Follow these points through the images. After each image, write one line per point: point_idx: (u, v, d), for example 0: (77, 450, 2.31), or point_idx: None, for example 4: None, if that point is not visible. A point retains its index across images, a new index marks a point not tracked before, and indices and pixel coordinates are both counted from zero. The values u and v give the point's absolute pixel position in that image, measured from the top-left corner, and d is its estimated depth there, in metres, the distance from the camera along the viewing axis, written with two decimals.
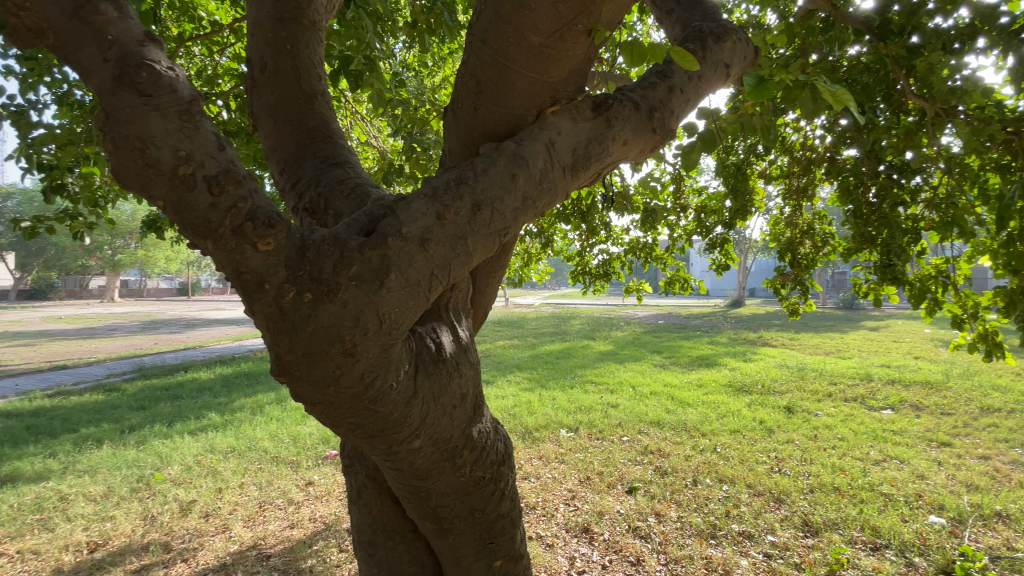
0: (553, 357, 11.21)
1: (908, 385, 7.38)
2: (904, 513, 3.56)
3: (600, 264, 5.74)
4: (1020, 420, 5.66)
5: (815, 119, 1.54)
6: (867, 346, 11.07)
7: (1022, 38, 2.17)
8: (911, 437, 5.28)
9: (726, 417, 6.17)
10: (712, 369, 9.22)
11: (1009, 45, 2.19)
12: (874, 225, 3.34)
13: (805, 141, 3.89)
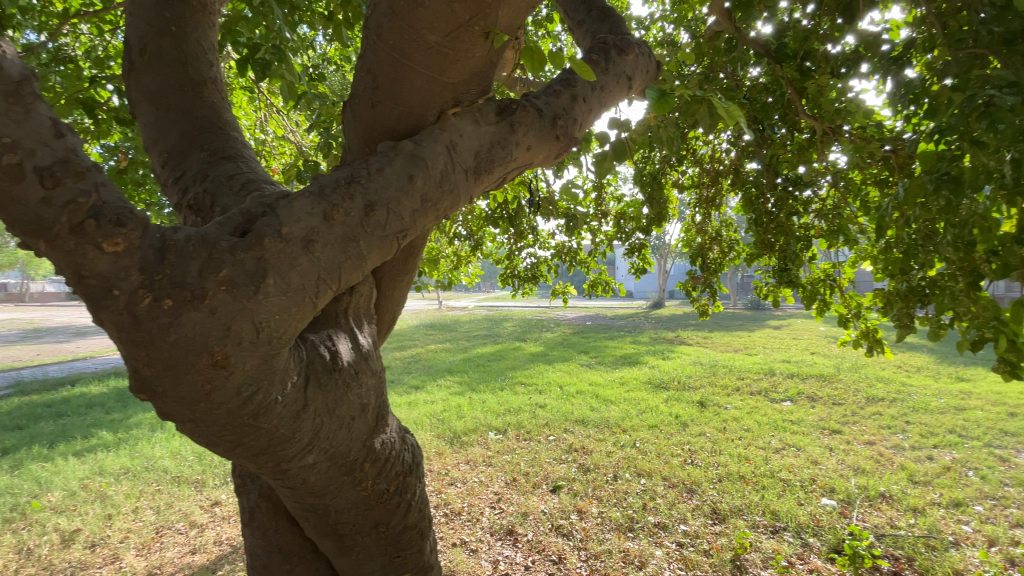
0: (485, 359, 11.23)
1: (804, 378, 8.15)
2: (800, 497, 3.89)
3: (529, 267, 5.82)
4: (894, 407, 6.42)
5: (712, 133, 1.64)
6: (770, 343, 12.12)
7: (898, 65, 2.41)
8: (807, 425, 5.82)
9: (647, 413, 6.46)
10: (635, 368, 9.64)
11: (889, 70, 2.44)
12: (772, 232, 3.63)
13: (713, 154, 4.18)
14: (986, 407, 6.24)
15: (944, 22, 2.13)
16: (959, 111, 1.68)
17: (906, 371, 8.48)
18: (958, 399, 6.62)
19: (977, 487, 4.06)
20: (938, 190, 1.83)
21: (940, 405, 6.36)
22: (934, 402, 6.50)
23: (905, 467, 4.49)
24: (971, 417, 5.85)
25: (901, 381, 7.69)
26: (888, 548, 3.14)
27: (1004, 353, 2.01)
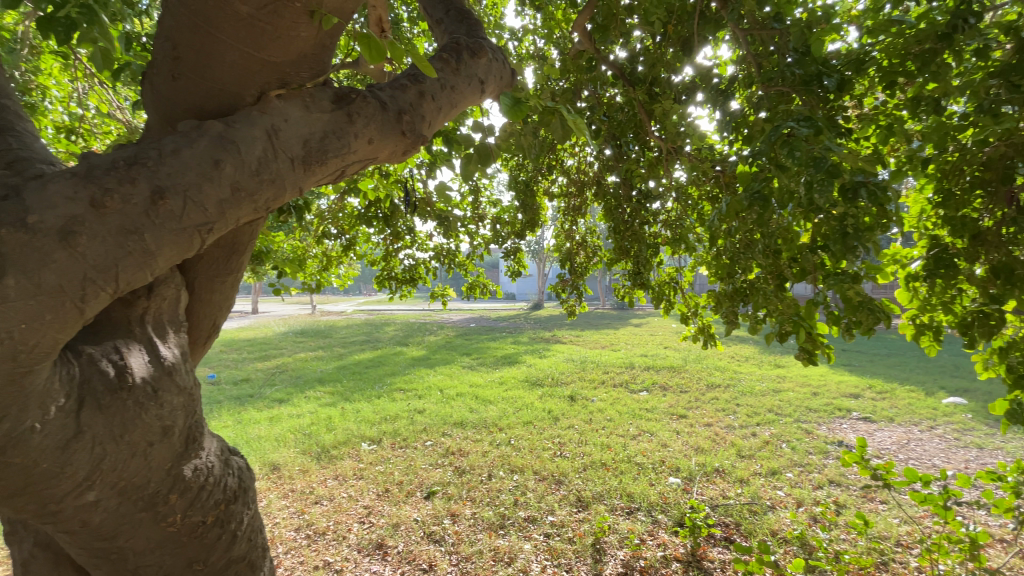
0: (362, 366, 10.70)
1: (659, 370, 9.10)
2: (651, 478, 4.30)
3: (406, 269, 5.65)
4: (729, 392, 7.44)
5: (565, 144, 1.72)
6: (632, 340, 13.33)
7: (724, 97, 2.80)
8: (659, 412, 6.49)
9: (523, 411, 6.67)
10: (514, 367, 9.93)
11: (718, 101, 2.82)
12: (627, 240, 3.97)
13: (579, 165, 4.46)
14: (795, 388, 7.52)
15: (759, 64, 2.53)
16: (768, 139, 2.00)
17: (739, 360, 9.88)
18: (776, 383, 7.88)
19: (787, 456, 4.85)
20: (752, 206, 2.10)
21: (763, 389, 7.52)
22: (759, 386, 7.66)
23: (735, 444, 5.21)
24: (785, 398, 7.00)
25: (735, 370, 8.94)
26: (719, 516, 3.60)
27: (803, 344, 2.39)
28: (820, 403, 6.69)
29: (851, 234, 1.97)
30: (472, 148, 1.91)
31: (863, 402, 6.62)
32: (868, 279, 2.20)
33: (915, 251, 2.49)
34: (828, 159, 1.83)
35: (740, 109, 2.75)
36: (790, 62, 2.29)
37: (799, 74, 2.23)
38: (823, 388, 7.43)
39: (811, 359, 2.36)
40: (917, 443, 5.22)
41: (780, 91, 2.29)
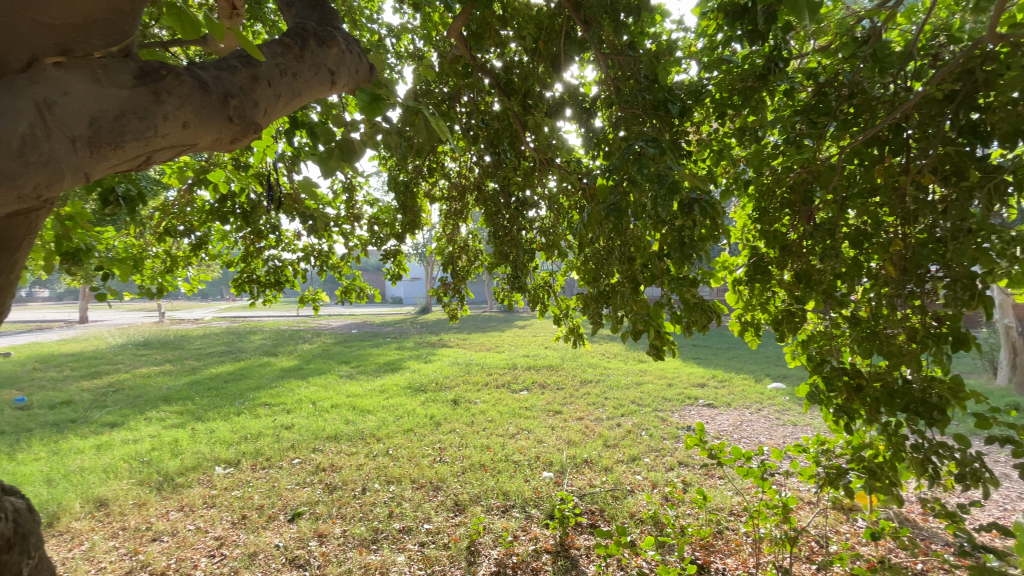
0: (221, 380, 9.56)
1: (538, 370, 9.49)
2: (526, 474, 4.46)
3: (270, 272, 5.17)
4: (599, 387, 8.01)
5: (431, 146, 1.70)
6: (515, 342, 13.74)
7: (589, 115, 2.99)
8: (538, 410, 6.76)
9: (403, 418, 6.49)
10: (396, 374, 9.62)
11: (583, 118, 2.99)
12: (505, 245, 3.88)
13: (459, 169, 4.47)
14: (655, 380, 8.36)
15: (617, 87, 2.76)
16: (622, 157, 2.20)
17: (610, 357, 10.70)
18: (639, 377, 8.68)
19: (646, 442, 5.35)
20: (609, 217, 2.23)
21: (628, 383, 8.22)
22: (625, 380, 8.37)
23: (603, 435, 5.62)
24: (646, 390, 7.73)
25: (606, 366, 9.66)
26: (587, 504, 3.84)
27: (653, 341, 2.60)
28: (674, 393, 7.51)
29: (690, 242, 2.21)
30: (332, 142, 1.77)
31: (708, 390, 7.57)
32: (704, 284, 2.48)
33: (740, 259, 2.88)
34: (671, 177, 2.01)
35: (603, 127, 2.97)
36: (642, 86, 2.49)
37: (649, 99, 2.45)
38: (677, 379, 8.36)
39: (659, 355, 2.55)
40: (747, 423, 6.11)
41: (634, 112, 2.48)
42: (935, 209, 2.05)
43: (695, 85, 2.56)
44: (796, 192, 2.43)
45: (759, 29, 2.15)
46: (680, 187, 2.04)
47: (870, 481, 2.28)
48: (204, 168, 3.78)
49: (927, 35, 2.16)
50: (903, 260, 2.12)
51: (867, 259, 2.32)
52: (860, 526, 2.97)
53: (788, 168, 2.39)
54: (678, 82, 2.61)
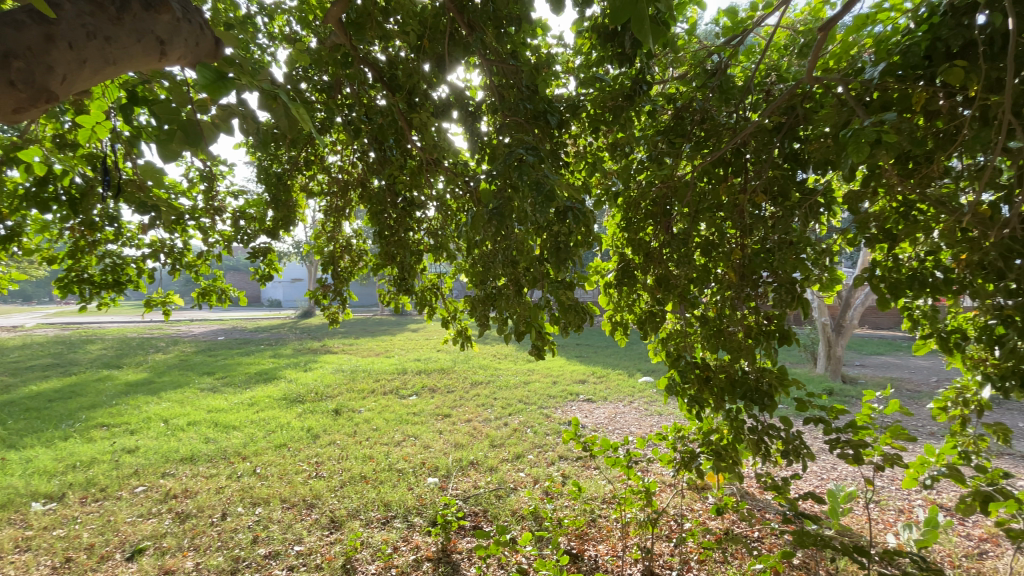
0: (42, 399, 7.96)
1: (429, 374, 9.32)
2: (410, 482, 4.34)
3: (107, 270, 4.41)
4: (488, 388, 8.09)
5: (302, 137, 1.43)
6: (405, 346, 13.38)
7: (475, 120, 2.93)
8: (426, 415, 6.64)
9: (276, 432, 5.95)
10: (271, 384, 8.81)
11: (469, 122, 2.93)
12: (392, 247, 3.75)
13: (341, 165, 4.19)
14: (540, 379, 8.67)
15: (500, 94, 2.78)
16: (504, 162, 2.18)
17: (500, 358, 10.88)
18: (526, 376, 8.94)
19: (530, 439, 5.52)
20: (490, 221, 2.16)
21: (515, 382, 8.43)
22: (512, 380, 8.56)
23: (489, 435, 5.68)
24: (532, 388, 7.98)
25: (495, 367, 9.79)
26: (470, 507, 3.84)
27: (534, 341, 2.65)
28: (558, 390, 7.86)
29: (568, 247, 2.25)
30: (174, 122, 1.32)
31: (588, 386, 8.05)
32: (579, 287, 2.56)
33: (610, 263, 3.02)
34: (553, 186, 1.99)
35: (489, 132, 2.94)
36: (522, 95, 2.50)
37: (530, 108, 2.48)
38: (561, 377, 8.77)
39: (539, 354, 2.58)
40: (621, 415, 6.60)
41: (517, 121, 2.46)
42: (766, 224, 2.38)
43: (574, 98, 2.63)
44: (658, 204, 2.65)
45: (628, 50, 2.27)
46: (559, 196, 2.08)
47: (716, 461, 2.55)
48: (12, 144, 3.03)
49: (762, 72, 2.47)
50: (743, 266, 2.40)
51: (715, 265, 2.60)
52: (708, 503, 3.33)
53: (652, 182, 2.59)
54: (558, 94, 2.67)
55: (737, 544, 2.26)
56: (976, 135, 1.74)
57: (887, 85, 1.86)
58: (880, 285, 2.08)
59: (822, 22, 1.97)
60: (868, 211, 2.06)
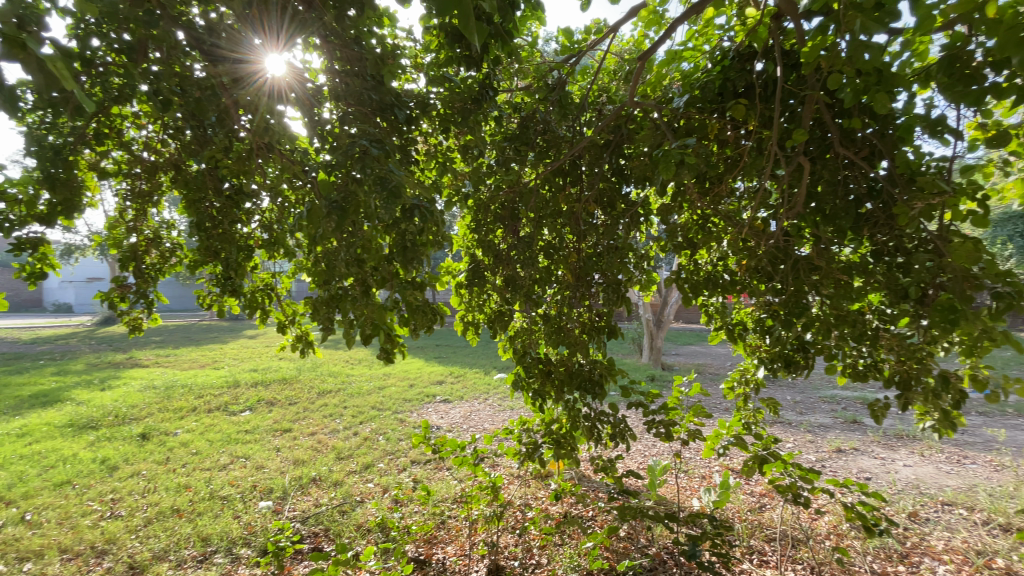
0: None
1: (268, 385, 8.38)
2: (237, 509, 3.83)
3: None
4: (338, 396, 7.55)
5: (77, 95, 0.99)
6: (239, 355, 11.85)
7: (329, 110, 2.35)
8: (261, 431, 5.94)
9: (54, 467, 4.77)
10: (50, 409, 7.04)
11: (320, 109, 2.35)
12: (215, 240, 3.22)
13: (147, 141, 3.46)
14: (396, 383, 8.38)
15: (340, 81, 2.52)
16: (344, 152, 1.95)
17: (352, 363, 10.26)
18: (382, 380, 8.56)
19: (381, 447, 5.29)
20: (330, 215, 1.86)
21: (369, 388, 8.02)
22: (366, 386, 8.13)
23: (336, 447, 5.30)
24: (387, 393, 7.68)
25: (347, 373, 9.20)
26: (309, 528, 3.53)
27: (383, 347, 2.16)
28: (414, 393, 7.68)
29: (416, 247, 2.07)
30: None
31: (445, 387, 8.01)
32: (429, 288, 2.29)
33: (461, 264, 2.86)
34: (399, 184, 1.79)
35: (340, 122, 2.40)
36: (366, 84, 2.24)
37: (376, 100, 2.24)
38: (418, 379, 8.60)
39: (388, 359, 2.15)
40: (475, 413, 6.70)
41: (362, 111, 2.25)
42: (598, 231, 2.61)
43: (424, 96, 2.44)
44: (506, 208, 2.65)
45: (474, 54, 2.17)
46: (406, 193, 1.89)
47: (556, 450, 2.66)
48: None
49: (595, 92, 2.67)
50: (579, 268, 2.61)
51: (556, 266, 2.73)
52: (550, 490, 3.53)
53: (499, 187, 2.58)
54: (406, 90, 2.45)
55: (573, 526, 2.42)
56: (752, 162, 2.13)
57: (690, 114, 2.17)
58: (685, 286, 2.41)
59: (640, 52, 2.21)
60: (675, 222, 2.39)
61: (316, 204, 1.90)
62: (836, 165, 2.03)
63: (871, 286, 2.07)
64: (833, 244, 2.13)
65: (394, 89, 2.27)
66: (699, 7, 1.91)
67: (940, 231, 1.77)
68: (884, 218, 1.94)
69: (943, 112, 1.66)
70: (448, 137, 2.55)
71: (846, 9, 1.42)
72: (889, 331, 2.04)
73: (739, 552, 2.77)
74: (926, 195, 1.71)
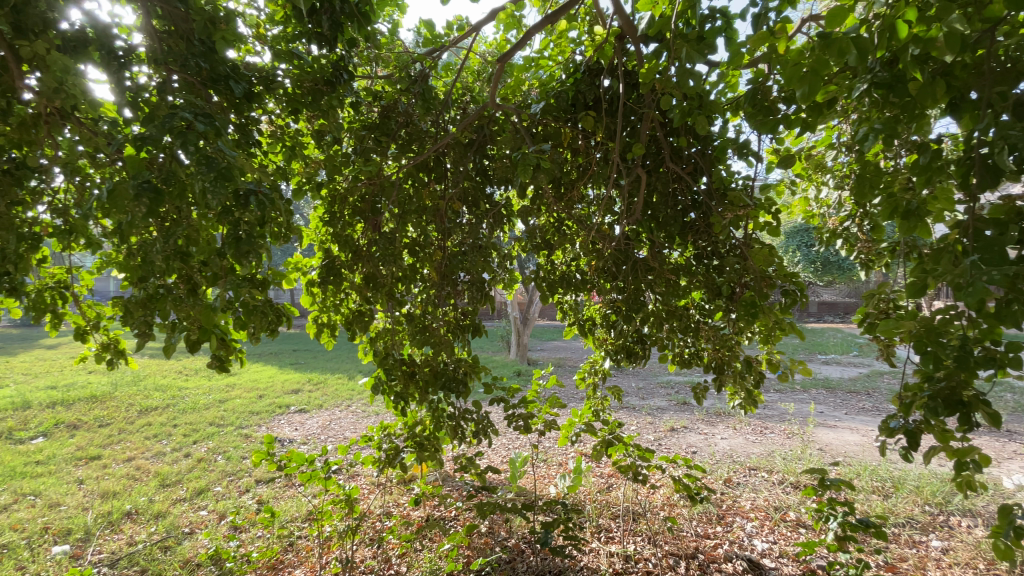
0: None
1: (70, 404, 6.88)
2: (18, 560, 3.09)
3: None
4: (166, 414, 6.48)
5: None
6: (27, 369, 9.55)
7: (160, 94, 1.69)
8: (58, 462, 4.85)
9: None
10: None
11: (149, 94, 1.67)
12: None
13: None
14: (242, 394, 7.46)
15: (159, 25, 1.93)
16: (159, 124, 1.48)
17: (186, 374, 8.88)
18: (224, 392, 7.56)
19: (220, 468, 4.67)
20: (138, 198, 1.45)
21: (208, 402, 7.02)
22: (204, 400, 7.10)
23: (160, 473, 4.54)
24: (230, 407, 6.79)
25: (179, 387, 7.94)
26: (119, 572, 2.96)
27: (215, 352, 1.78)
28: (264, 404, 6.92)
29: (262, 240, 1.69)
30: None
31: (301, 396, 7.35)
32: (274, 285, 1.97)
33: (314, 260, 2.52)
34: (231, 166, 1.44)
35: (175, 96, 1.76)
36: (193, 49, 1.79)
37: (204, 68, 1.80)
38: (269, 389, 7.75)
39: (223, 368, 1.85)
40: (335, 422, 6.27)
41: (187, 82, 1.78)
42: (462, 230, 2.58)
43: (268, 72, 2.04)
44: (365, 201, 2.41)
45: (327, 33, 1.94)
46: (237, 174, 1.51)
47: (419, 453, 2.59)
48: None
49: (458, 90, 2.64)
50: (444, 267, 2.53)
51: (422, 264, 2.60)
52: (412, 494, 3.44)
53: (357, 177, 2.34)
54: (246, 62, 2.02)
55: (433, 529, 2.38)
56: (600, 170, 2.32)
57: (546, 120, 2.26)
58: (542, 285, 2.52)
59: (499, 54, 2.23)
60: (534, 224, 2.47)
61: (119, 182, 1.46)
62: (668, 178, 2.28)
63: (694, 285, 2.37)
64: (665, 247, 2.39)
65: (229, 59, 1.85)
66: (554, 18, 2.00)
67: (745, 238, 2.08)
68: (703, 226, 2.24)
69: (748, 137, 1.96)
70: (299, 121, 2.18)
71: (674, 38, 1.59)
72: (708, 324, 2.34)
73: (589, 531, 2.98)
74: (734, 208, 2.01)
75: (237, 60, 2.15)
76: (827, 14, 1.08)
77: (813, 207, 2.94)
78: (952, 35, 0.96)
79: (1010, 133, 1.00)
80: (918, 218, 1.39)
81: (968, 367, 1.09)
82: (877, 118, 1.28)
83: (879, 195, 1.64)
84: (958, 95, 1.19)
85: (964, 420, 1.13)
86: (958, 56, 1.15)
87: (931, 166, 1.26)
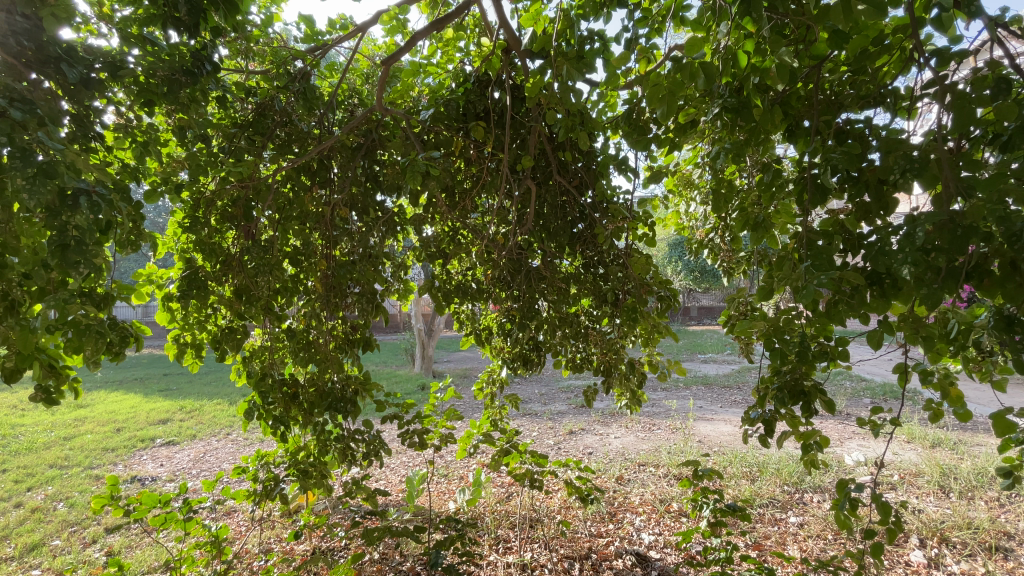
0: None
1: None
2: None
3: None
4: None
5: None
6: None
7: None
8: None
9: None
10: None
11: None
12: None
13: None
14: (93, 429, 6.41)
15: None
16: None
17: (20, 408, 7.47)
18: (71, 428, 6.46)
19: (60, 519, 3.96)
20: None
21: (48, 441, 5.94)
22: (43, 439, 5.99)
23: None
24: (77, 445, 5.81)
25: (11, 424, 6.66)
26: None
27: (38, 381, 1.46)
28: (123, 438, 6.01)
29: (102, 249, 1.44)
30: None
31: (170, 426, 6.50)
32: (119, 301, 1.68)
33: (171, 271, 2.21)
34: (59, 161, 1.22)
35: None
36: (14, 25, 1.37)
37: (30, 48, 1.39)
38: (130, 421, 6.74)
39: (50, 401, 1.53)
40: (211, 453, 5.63)
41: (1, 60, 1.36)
42: (351, 237, 2.42)
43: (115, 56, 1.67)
44: (236, 206, 2.18)
45: (185, 18, 1.69)
46: (65, 171, 1.21)
47: (302, 481, 2.36)
48: None
49: (344, 91, 2.49)
50: (330, 277, 2.35)
51: (305, 275, 2.41)
52: (296, 526, 3.17)
53: (224, 179, 2.09)
54: (85, 44, 1.62)
55: (317, 563, 2.18)
56: (492, 180, 2.33)
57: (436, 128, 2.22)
58: (437, 294, 2.46)
59: (386, 57, 2.15)
60: (428, 234, 2.42)
61: None
62: (556, 191, 2.34)
63: (583, 292, 2.45)
64: (555, 257, 2.46)
65: (65, 39, 1.46)
66: (440, 24, 1.97)
67: (627, 248, 2.20)
68: (590, 237, 2.35)
69: (626, 154, 2.08)
70: (154, 114, 1.90)
71: (555, 55, 1.63)
72: (595, 329, 2.46)
73: (487, 544, 2.98)
74: (615, 220, 2.15)
75: (75, 41, 1.85)
76: (685, 42, 1.17)
77: (684, 220, 3.21)
78: (783, 66, 1.10)
79: (832, 156, 1.15)
80: (766, 229, 1.56)
81: (808, 360, 1.23)
82: (730, 139, 1.41)
83: (735, 208, 1.82)
84: (794, 122, 1.37)
85: (805, 408, 1.26)
86: (791, 89, 1.33)
87: (772, 184, 1.42)
